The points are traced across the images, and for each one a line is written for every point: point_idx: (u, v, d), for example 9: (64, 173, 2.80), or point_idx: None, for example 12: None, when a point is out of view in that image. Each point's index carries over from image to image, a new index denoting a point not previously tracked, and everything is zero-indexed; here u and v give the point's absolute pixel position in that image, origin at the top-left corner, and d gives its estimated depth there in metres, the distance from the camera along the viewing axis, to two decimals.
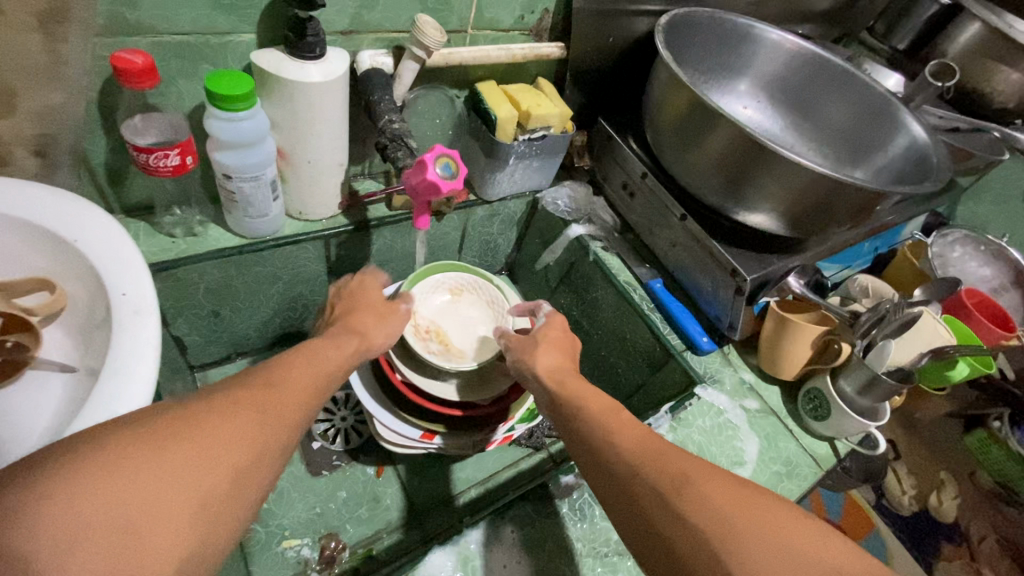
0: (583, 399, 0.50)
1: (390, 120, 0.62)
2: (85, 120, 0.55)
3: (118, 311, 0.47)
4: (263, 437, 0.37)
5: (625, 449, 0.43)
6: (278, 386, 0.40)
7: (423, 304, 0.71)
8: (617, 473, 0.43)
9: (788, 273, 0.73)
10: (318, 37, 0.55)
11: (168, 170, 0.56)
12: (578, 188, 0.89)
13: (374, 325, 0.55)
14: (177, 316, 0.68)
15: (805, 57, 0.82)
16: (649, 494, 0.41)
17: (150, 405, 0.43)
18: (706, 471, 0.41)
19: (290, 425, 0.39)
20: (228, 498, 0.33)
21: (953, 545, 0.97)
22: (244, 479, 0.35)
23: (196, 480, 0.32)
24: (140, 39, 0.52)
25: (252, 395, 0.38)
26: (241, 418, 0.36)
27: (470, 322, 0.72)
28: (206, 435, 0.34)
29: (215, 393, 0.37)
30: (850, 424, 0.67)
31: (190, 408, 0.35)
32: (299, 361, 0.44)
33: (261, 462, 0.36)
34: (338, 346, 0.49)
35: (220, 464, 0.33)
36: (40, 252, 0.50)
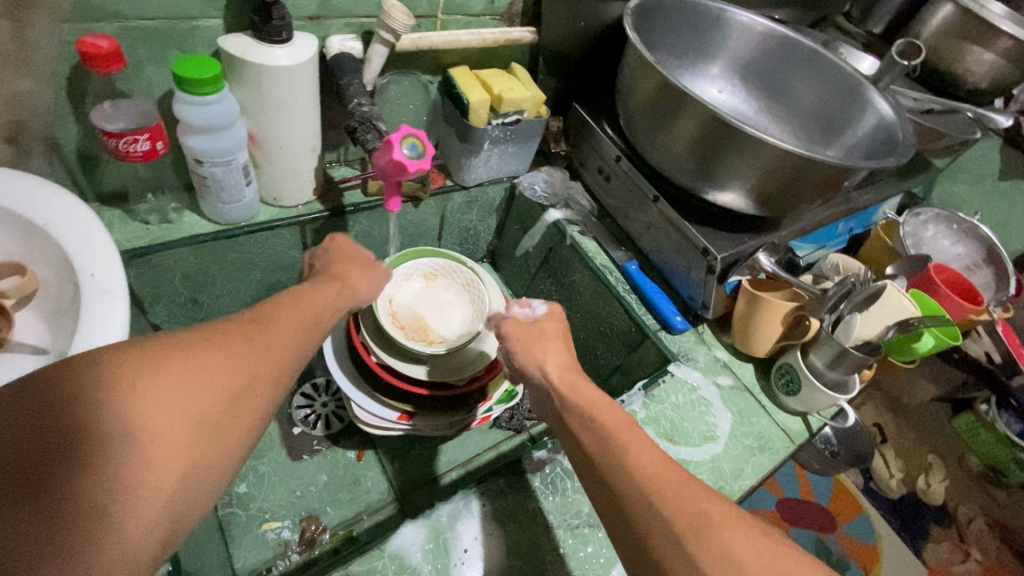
0: (601, 420, 0.48)
1: (359, 103, 0.63)
2: (55, 106, 0.56)
3: (87, 292, 0.48)
4: (251, 364, 0.36)
5: (644, 483, 0.42)
6: (271, 319, 0.40)
7: (399, 292, 0.72)
8: (633, 515, 0.42)
9: (759, 251, 0.74)
10: (284, 21, 0.55)
11: (139, 155, 0.57)
12: (555, 174, 0.90)
13: (359, 277, 0.53)
14: (154, 303, 0.69)
15: (775, 39, 0.83)
16: (665, 539, 0.40)
17: (129, 335, 0.47)
18: (726, 516, 0.41)
19: (285, 352, 0.39)
20: (226, 416, 0.34)
21: (941, 526, 1.03)
22: (237, 403, 0.34)
23: (195, 396, 0.32)
24: (106, 24, 0.53)
25: (236, 328, 0.38)
26: (231, 344, 0.36)
27: (448, 307, 0.73)
28: (190, 359, 0.33)
29: (196, 326, 0.36)
30: (822, 398, 0.68)
31: (180, 335, 0.35)
32: (290, 298, 0.44)
33: (257, 384, 0.36)
34: (323, 290, 0.48)
35: (207, 387, 0.33)
36: (13, 237, 0.51)
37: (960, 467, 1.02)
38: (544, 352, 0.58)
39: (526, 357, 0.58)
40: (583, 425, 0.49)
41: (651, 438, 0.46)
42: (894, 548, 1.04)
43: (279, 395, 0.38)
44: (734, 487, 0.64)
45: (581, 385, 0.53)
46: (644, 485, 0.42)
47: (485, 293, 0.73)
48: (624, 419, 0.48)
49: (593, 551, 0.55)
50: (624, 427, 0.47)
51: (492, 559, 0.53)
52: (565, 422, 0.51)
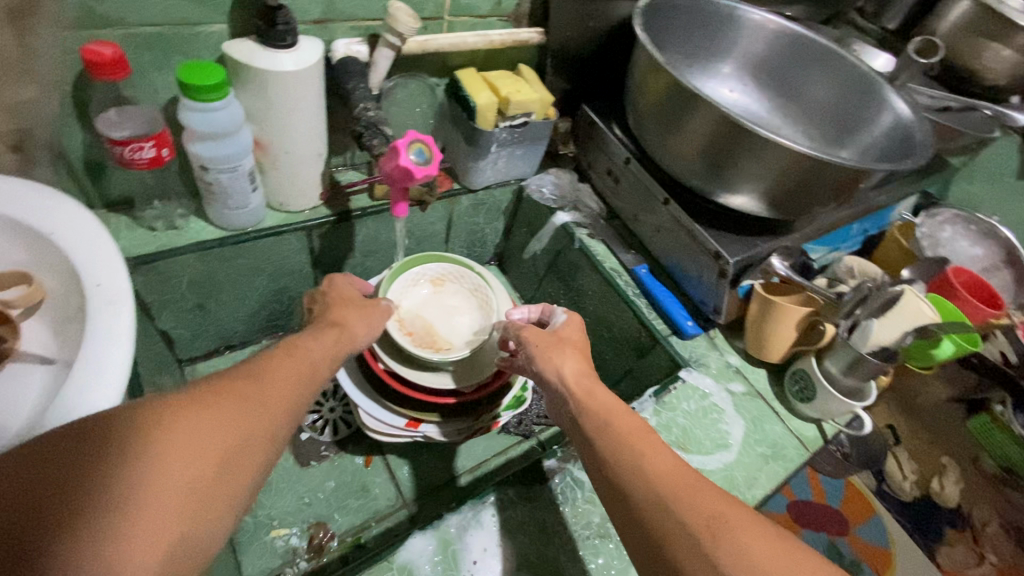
0: (613, 424, 0.48)
1: (365, 107, 0.63)
2: (60, 115, 0.55)
3: (93, 301, 0.48)
4: (245, 426, 0.37)
5: (659, 484, 0.42)
6: (266, 377, 0.41)
7: (407, 298, 0.71)
8: (648, 520, 0.41)
9: (772, 254, 0.73)
10: (289, 25, 0.55)
11: (144, 163, 0.56)
12: (563, 175, 0.89)
13: (358, 321, 0.54)
14: (161, 309, 0.68)
15: (789, 37, 0.81)
16: (685, 545, 0.39)
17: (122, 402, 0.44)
18: (744, 518, 0.40)
19: (277, 413, 0.39)
20: (213, 486, 0.34)
21: (956, 529, 0.85)
22: (229, 467, 0.35)
23: (184, 467, 0.33)
24: (111, 31, 0.52)
25: (233, 385, 0.39)
26: (225, 407, 0.37)
27: (455, 313, 0.72)
28: (187, 425, 0.34)
29: (189, 389, 0.37)
30: (837, 405, 0.67)
31: (175, 399, 0.35)
32: (286, 351, 0.44)
33: (248, 450, 0.37)
34: (321, 338, 0.48)
35: (202, 452, 0.34)
36: (19, 247, 0.51)
37: (973, 468, 0.92)
38: (562, 360, 0.55)
39: (545, 366, 0.56)
40: (596, 429, 0.48)
41: (664, 444, 0.46)
42: (910, 556, 0.81)
43: (272, 454, 0.39)
44: (748, 496, 0.63)
45: (598, 392, 0.52)
46: (659, 490, 0.42)
47: (492, 299, 0.72)
48: (639, 425, 0.48)
49: (603, 563, 0.54)
50: (639, 433, 0.47)
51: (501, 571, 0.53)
52: (581, 423, 0.49)
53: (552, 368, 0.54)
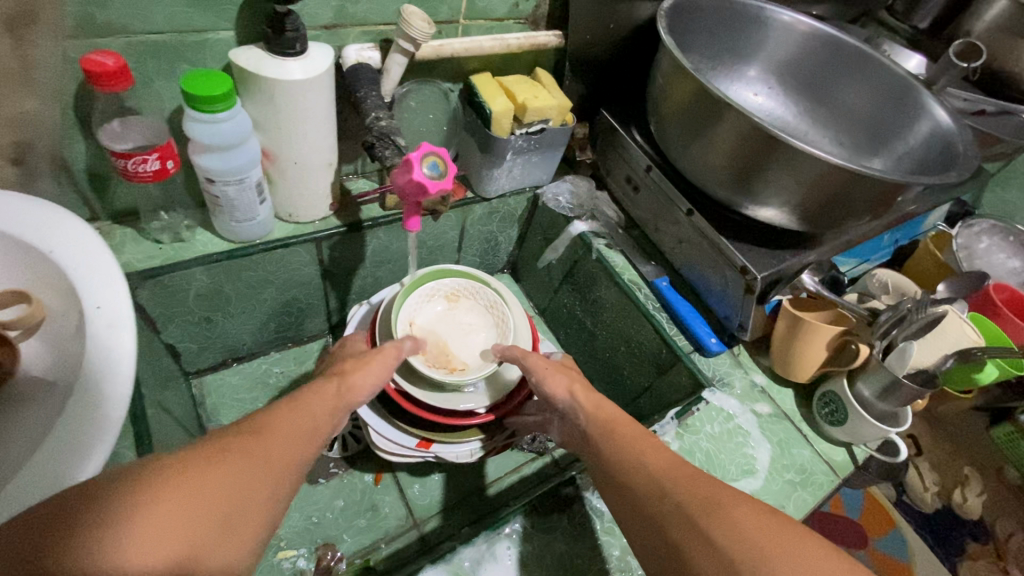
0: (648, 458, 0.46)
1: (377, 117, 0.60)
2: (62, 126, 0.53)
3: (91, 325, 0.45)
4: (247, 482, 0.36)
5: (654, 474, 0.45)
6: (270, 435, 0.40)
7: (421, 314, 0.69)
8: (650, 513, 0.43)
9: (802, 270, 0.69)
10: (299, 32, 0.52)
11: (148, 176, 0.54)
12: (580, 183, 0.85)
13: (357, 371, 0.52)
14: (168, 322, 0.67)
15: (820, 40, 0.78)
16: (683, 527, 0.40)
17: (117, 437, 0.41)
18: (733, 494, 0.41)
19: (282, 469, 0.39)
20: (216, 544, 0.33)
21: (978, 542, 0.92)
22: (230, 524, 0.34)
23: (188, 523, 0.32)
24: (113, 40, 0.50)
25: (233, 441, 0.38)
26: (229, 464, 0.36)
27: (470, 330, 0.69)
28: (188, 481, 0.34)
29: (195, 447, 0.37)
30: (870, 429, 0.63)
31: (179, 458, 0.35)
32: (291, 408, 0.45)
33: (252, 505, 0.36)
34: (320, 392, 0.48)
35: (201, 508, 0.33)
36: (19, 265, 0.49)
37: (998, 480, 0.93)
38: (573, 378, 0.56)
39: (550, 384, 0.56)
40: (603, 436, 0.50)
41: (665, 445, 0.48)
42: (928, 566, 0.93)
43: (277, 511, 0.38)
44: None
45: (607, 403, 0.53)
46: (659, 480, 0.44)
47: (509, 316, 0.70)
48: (640, 429, 0.50)
49: None
50: (642, 437, 0.49)
51: None
52: (591, 434, 0.51)
53: (564, 385, 0.55)
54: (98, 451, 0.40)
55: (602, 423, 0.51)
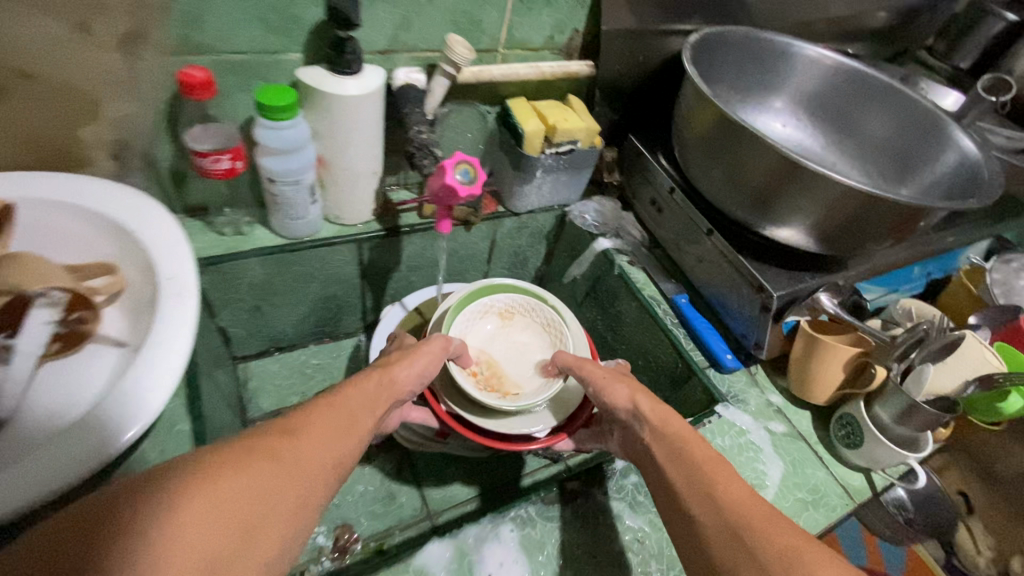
0: (719, 489, 0.46)
1: (419, 131, 0.71)
2: (154, 128, 0.62)
3: (164, 291, 0.54)
4: (274, 488, 0.38)
5: (725, 508, 0.44)
6: (301, 438, 0.43)
7: (474, 332, 0.69)
8: (715, 551, 0.43)
9: (820, 291, 0.70)
10: (356, 55, 0.60)
11: (220, 173, 0.62)
12: (606, 203, 0.90)
13: (399, 364, 0.56)
14: (223, 307, 0.74)
15: (846, 74, 0.81)
16: (752, 569, 0.40)
17: (174, 385, 0.48)
18: (816, 550, 0.41)
19: (308, 477, 0.41)
20: (237, 553, 0.35)
21: None
22: (254, 537, 0.36)
23: (210, 534, 0.34)
24: (203, 58, 0.59)
25: (267, 443, 0.41)
26: (256, 469, 0.38)
27: (523, 349, 0.69)
28: (214, 488, 0.36)
29: (225, 449, 0.39)
30: (887, 453, 0.63)
31: (209, 463, 0.37)
32: (328, 408, 0.47)
33: (276, 513, 0.38)
34: (362, 388, 0.51)
35: (226, 518, 0.35)
36: (108, 241, 0.57)
37: None
38: (634, 389, 0.58)
39: (609, 396, 0.58)
40: (671, 454, 0.51)
41: (739, 475, 0.47)
42: None
43: (308, 520, 0.40)
44: None
45: (673, 420, 0.54)
46: (734, 518, 0.44)
47: (568, 336, 0.68)
48: (711, 453, 0.50)
49: None
50: (713, 462, 0.49)
51: None
52: (657, 454, 0.52)
53: (626, 395, 0.57)
54: (160, 394, 0.47)
55: (673, 440, 0.52)
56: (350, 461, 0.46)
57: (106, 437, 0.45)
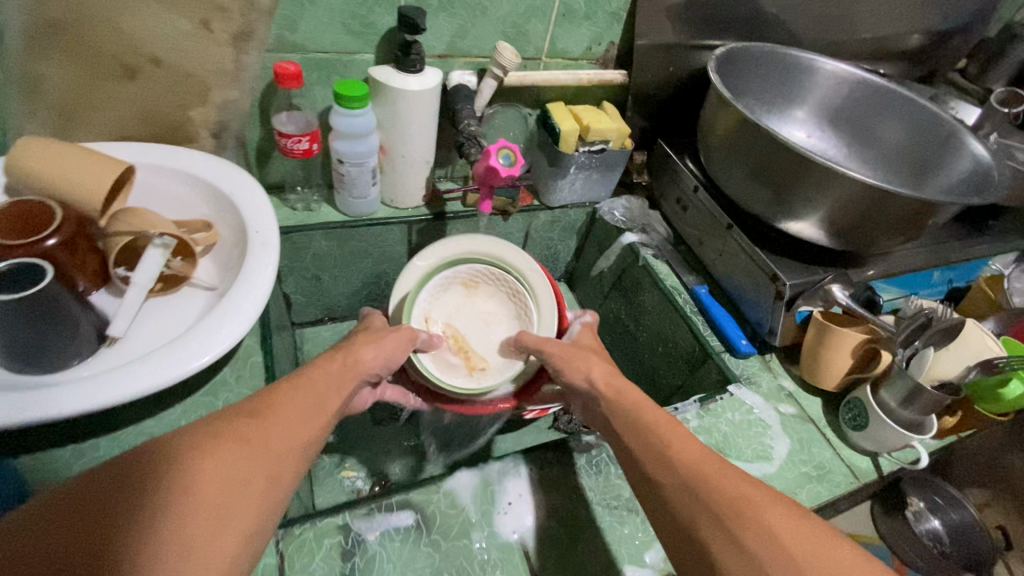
0: (675, 450, 0.48)
1: (469, 124, 0.77)
2: (249, 113, 0.74)
3: (252, 242, 0.64)
4: (242, 467, 0.41)
5: (678, 467, 0.47)
6: (269, 418, 0.45)
7: (436, 306, 0.69)
8: (683, 514, 0.44)
9: (833, 282, 0.75)
10: (420, 56, 0.71)
11: (298, 153, 0.73)
12: (634, 201, 0.97)
13: (367, 346, 0.58)
14: (289, 274, 0.85)
15: (868, 89, 0.87)
16: (711, 524, 0.42)
17: (256, 315, 0.58)
18: (767, 499, 0.44)
19: (277, 453, 0.43)
20: (211, 531, 0.37)
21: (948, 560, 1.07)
22: (225, 513, 0.38)
23: (181, 516, 0.36)
24: (295, 54, 0.70)
25: (235, 425, 0.43)
26: (223, 451, 0.41)
27: (487, 320, 0.70)
28: (178, 473, 0.38)
29: (189, 433, 0.41)
30: (892, 435, 0.66)
31: (174, 448, 0.39)
32: (294, 388, 0.50)
33: (247, 491, 0.40)
34: (328, 368, 0.54)
35: (195, 501, 0.37)
36: (207, 203, 0.69)
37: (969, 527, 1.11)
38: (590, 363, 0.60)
39: (570, 372, 0.60)
40: (625, 427, 0.53)
41: (690, 434, 0.50)
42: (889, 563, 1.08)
43: (279, 495, 0.42)
44: None
45: (627, 393, 0.56)
46: (685, 474, 0.46)
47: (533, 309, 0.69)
48: (663, 415, 0.52)
49: (629, 532, 0.57)
50: (664, 423, 0.51)
51: (533, 517, 0.57)
52: (617, 420, 0.54)
53: (583, 371, 0.59)
54: (246, 321, 0.57)
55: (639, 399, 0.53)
56: (316, 440, 0.48)
57: (202, 349, 0.54)
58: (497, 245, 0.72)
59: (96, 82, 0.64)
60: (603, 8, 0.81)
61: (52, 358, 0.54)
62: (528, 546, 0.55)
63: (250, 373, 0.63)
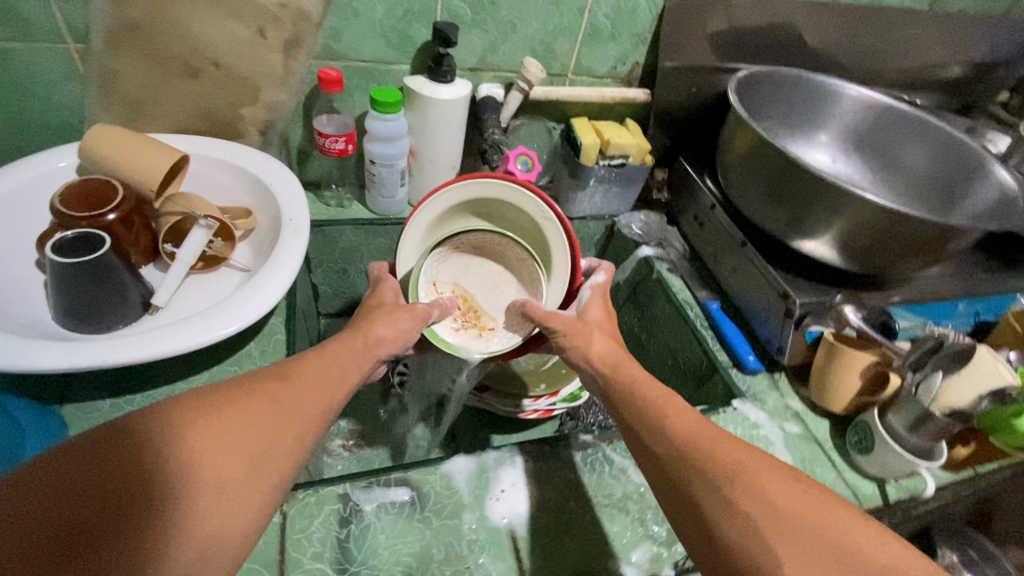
0: (671, 420, 0.50)
1: (493, 132, 0.82)
2: (292, 114, 0.80)
3: (285, 228, 0.69)
4: (268, 430, 0.43)
5: (677, 440, 0.48)
6: (293, 386, 0.47)
7: (442, 268, 0.69)
8: (696, 491, 0.45)
9: (846, 303, 0.75)
10: (451, 67, 0.76)
11: (334, 152, 0.79)
12: (652, 217, 0.99)
13: (383, 323, 0.58)
14: (318, 265, 0.90)
15: (897, 114, 0.87)
16: (714, 492, 0.44)
17: (283, 293, 0.63)
18: (760, 463, 0.46)
19: (300, 421, 0.46)
20: (238, 489, 0.40)
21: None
22: (251, 474, 0.41)
23: (212, 471, 0.39)
24: (337, 62, 0.77)
25: (261, 389, 0.46)
26: (252, 413, 0.43)
27: (497, 283, 0.71)
28: (210, 429, 0.40)
29: (220, 394, 0.43)
30: (898, 461, 0.65)
31: (206, 406, 0.42)
32: (317, 360, 0.52)
33: (273, 454, 0.43)
34: (349, 343, 0.55)
35: (224, 459, 0.40)
36: (250, 193, 0.75)
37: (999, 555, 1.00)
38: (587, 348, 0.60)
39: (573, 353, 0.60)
40: (621, 401, 0.54)
41: (688, 407, 0.52)
42: None
43: (297, 461, 0.45)
44: None
45: (622, 360, 0.58)
46: (685, 449, 0.48)
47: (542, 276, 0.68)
48: (660, 389, 0.54)
49: (617, 530, 0.58)
50: (664, 395, 0.53)
51: (524, 506, 0.59)
52: (610, 404, 0.55)
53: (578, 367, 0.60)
54: (272, 297, 0.62)
55: (630, 384, 0.55)
56: (334, 411, 0.50)
57: (233, 320, 0.59)
58: (505, 197, 0.71)
59: (162, 79, 0.71)
60: (629, 30, 0.86)
61: (101, 316, 0.60)
62: (516, 532, 0.57)
63: (273, 349, 0.68)
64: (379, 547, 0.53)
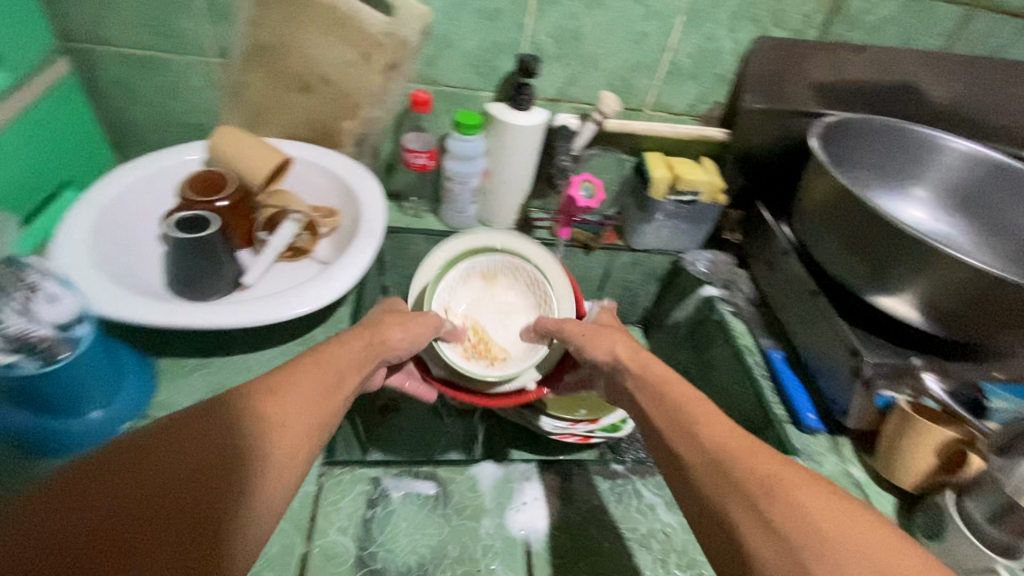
0: (705, 429, 0.49)
1: (563, 159, 0.89)
2: (385, 130, 0.89)
3: (363, 230, 0.76)
4: (293, 424, 0.45)
5: (712, 451, 0.46)
6: (306, 382, 0.49)
7: (453, 297, 0.76)
8: (731, 508, 0.42)
9: (930, 371, 0.68)
10: (529, 97, 0.81)
11: (415, 166, 0.86)
12: (720, 257, 0.97)
13: (395, 328, 0.62)
14: (389, 268, 0.97)
15: (1009, 174, 0.79)
16: (753, 517, 0.41)
17: (351, 285, 0.69)
18: (796, 477, 0.43)
19: (316, 414, 0.48)
20: (273, 482, 0.41)
21: None
22: (282, 467, 0.42)
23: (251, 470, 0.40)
24: (430, 86, 0.85)
25: (277, 386, 0.47)
26: (276, 411, 0.45)
27: (502, 311, 0.78)
28: (241, 429, 0.42)
29: (243, 394, 0.44)
30: (973, 554, 0.57)
31: (233, 408, 0.43)
32: (327, 359, 0.54)
33: (299, 446, 0.44)
34: (352, 343, 0.58)
35: (260, 456, 0.41)
36: (337, 196, 0.84)
37: None
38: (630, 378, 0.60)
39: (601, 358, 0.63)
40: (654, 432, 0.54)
41: (725, 417, 0.50)
42: None
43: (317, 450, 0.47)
44: None
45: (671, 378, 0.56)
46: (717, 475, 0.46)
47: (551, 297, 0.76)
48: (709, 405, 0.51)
49: (636, 565, 0.57)
50: (707, 410, 0.51)
51: (543, 522, 0.59)
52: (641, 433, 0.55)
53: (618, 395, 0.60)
54: (338, 284, 0.68)
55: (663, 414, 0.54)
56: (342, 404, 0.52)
57: (305, 303, 0.66)
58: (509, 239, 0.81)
59: (282, 93, 0.83)
60: (710, 69, 0.87)
61: (196, 287, 0.69)
62: (531, 545, 0.57)
63: None
64: (398, 533, 0.56)
